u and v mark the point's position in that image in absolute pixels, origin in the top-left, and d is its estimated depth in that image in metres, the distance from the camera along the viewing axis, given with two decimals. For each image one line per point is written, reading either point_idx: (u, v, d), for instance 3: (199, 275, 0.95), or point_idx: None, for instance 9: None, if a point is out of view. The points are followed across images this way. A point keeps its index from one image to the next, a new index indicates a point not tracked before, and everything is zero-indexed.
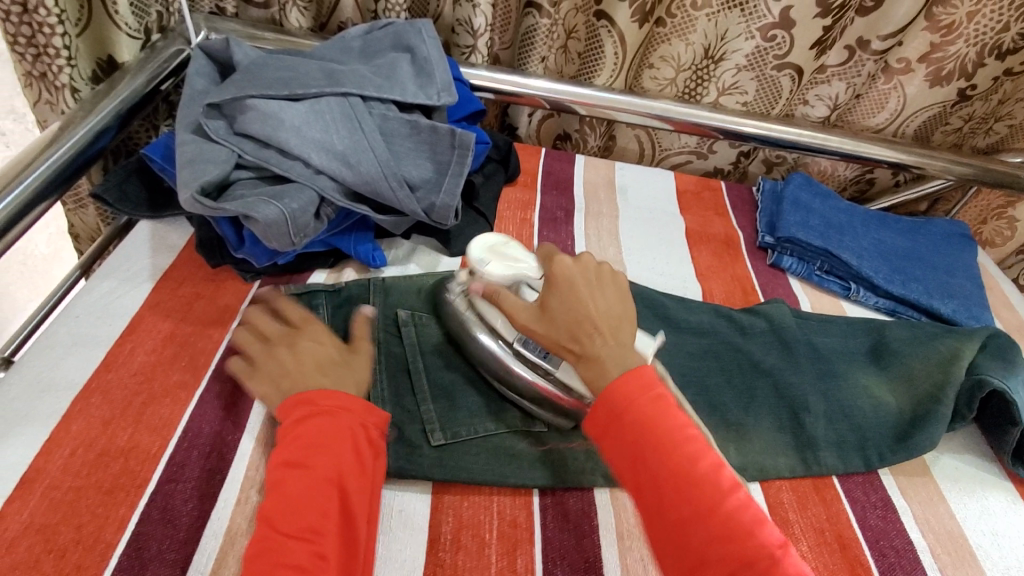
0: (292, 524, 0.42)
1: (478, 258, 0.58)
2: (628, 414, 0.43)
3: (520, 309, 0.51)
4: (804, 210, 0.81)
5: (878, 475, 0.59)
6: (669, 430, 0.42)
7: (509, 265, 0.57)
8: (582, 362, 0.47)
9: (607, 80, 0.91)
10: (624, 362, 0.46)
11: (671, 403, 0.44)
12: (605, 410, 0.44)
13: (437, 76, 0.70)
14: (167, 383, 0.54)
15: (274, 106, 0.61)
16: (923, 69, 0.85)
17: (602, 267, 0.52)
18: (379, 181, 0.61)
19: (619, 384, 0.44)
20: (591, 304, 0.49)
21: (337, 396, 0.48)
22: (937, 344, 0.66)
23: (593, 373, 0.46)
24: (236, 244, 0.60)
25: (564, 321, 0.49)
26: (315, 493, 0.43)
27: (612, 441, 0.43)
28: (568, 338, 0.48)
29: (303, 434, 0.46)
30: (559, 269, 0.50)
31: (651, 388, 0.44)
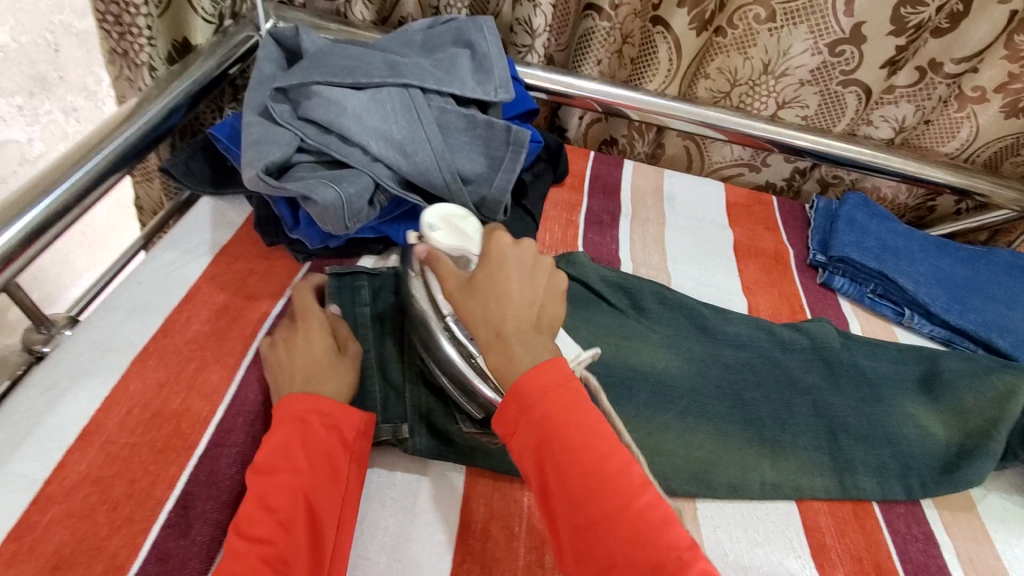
0: (255, 530, 0.42)
1: (429, 224, 0.55)
2: (537, 413, 0.41)
3: (447, 275, 0.48)
4: (859, 230, 0.78)
5: (922, 508, 0.57)
6: (578, 428, 0.40)
7: (457, 237, 0.54)
8: (490, 349, 0.45)
9: (660, 86, 0.90)
10: (535, 358, 0.43)
11: (583, 399, 0.42)
12: (515, 403, 0.42)
13: (496, 73, 0.71)
14: (219, 351, 0.56)
15: (338, 93, 0.62)
16: (999, 100, 0.81)
17: (541, 258, 0.50)
18: (433, 172, 0.62)
19: (534, 376, 0.42)
20: (514, 287, 0.46)
21: (312, 398, 0.48)
22: (993, 379, 0.62)
23: (499, 358, 0.44)
24: (291, 224, 0.63)
25: (483, 300, 0.46)
26: (281, 498, 0.43)
27: (520, 440, 0.41)
28: (483, 319, 0.46)
29: (273, 439, 0.46)
30: (495, 248, 0.47)
31: (563, 384, 0.42)
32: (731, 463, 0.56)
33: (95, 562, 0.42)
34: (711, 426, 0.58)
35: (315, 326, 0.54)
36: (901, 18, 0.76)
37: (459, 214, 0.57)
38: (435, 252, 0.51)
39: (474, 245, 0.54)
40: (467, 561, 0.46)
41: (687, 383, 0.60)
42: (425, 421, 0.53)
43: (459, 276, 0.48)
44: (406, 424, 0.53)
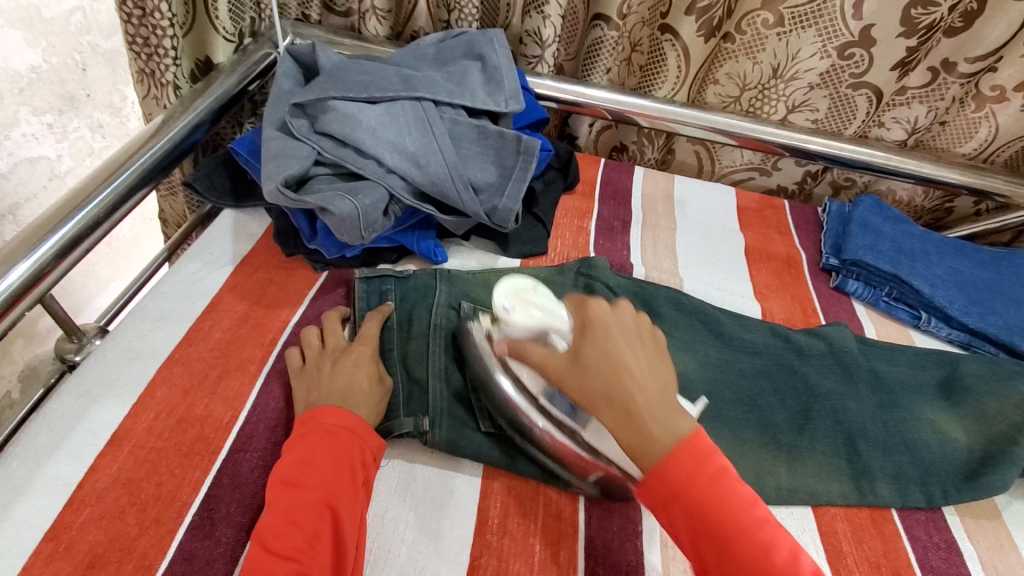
0: (281, 541, 0.43)
1: (502, 305, 0.55)
2: (689, 497, 0.41)
3: (549, 360, 0.47)
4: (873, 233, 0.77)
5: (943, 515, 0.56)
6: (739, 512, 0.40)
7: (537, 314, 0.53)
8: (621, 425, 0.44)
9: (669, 92, 0.91)
10: (670, 431, 0.43)
11: (736, 478, 0.42)
12: (661, 482, 0.41)
13: (506, 84, 0.72)
14: (239, 357, 0.58)
15: (353, 107, 0.64)
16: (1020, 98, 0.80)
17: (639, 318, 0.50)
18: (446, 183, 0.63)
19: (678, 455, 0.41)
20: (626, 354, 0.46)
21: (336, 413, 0.49)
22: (1015, 385, 0.62)
23: (636, 436, 0.43)
24: (309, 235, 0.64)
25: (602, 374, 0.45)
26: (306, 509, 0.44)
27: (672, 517, 0.41)
28: (608, 396, 0.45)
29: (301, 450, 0.47)
30: (596, 317, 0.48)
31: (711, 460, 0.42)
32: (746, 467, 0.56)
33: (125, 563, 0.44)
34: (725, 431, 0.58)
35: (343, 357, 0.55)
36: (912, 19, 0.76)
37: (525, 285, 0.57)
38: (519, 341, 0.50)
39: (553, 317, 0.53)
40: (483, 556, 0.47)
41: (700, 386, 0.60)
42: (447, 412, 0.54)
43: (562, 354, 0.47)
44: (427, 416, 0.54)
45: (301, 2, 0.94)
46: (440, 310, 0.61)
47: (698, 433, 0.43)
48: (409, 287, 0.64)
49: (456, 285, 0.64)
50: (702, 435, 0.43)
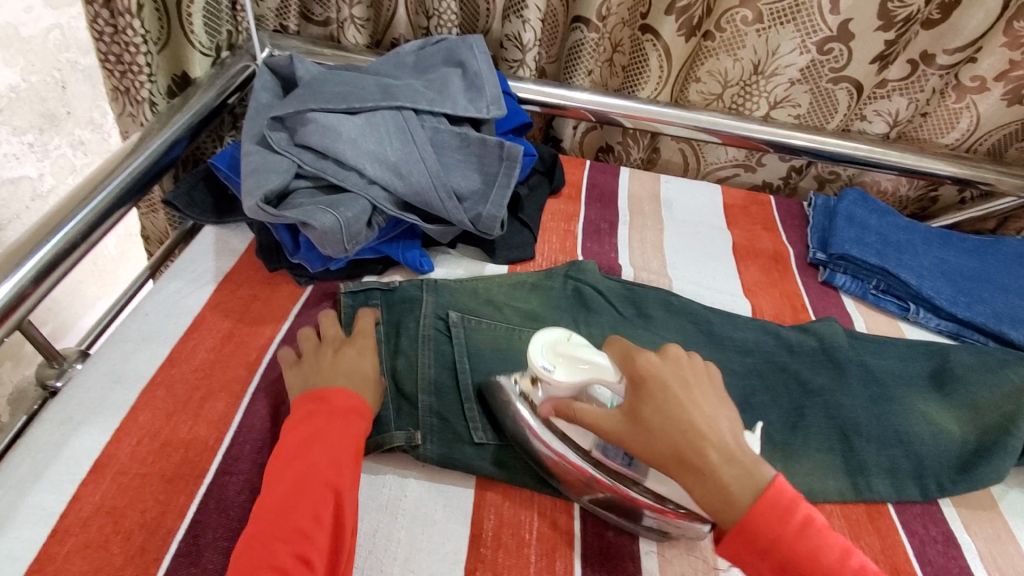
0: (285, 519, 0.44)
1: (542, 366, 0.48)
2: (780, 553, 0.40)
3: (608, 423, 0.46)
4: (859, 226, 0.78)
5: (938, 507, 0.56)
6: (833, 569, 0.39)
7: (579, 370, 0.48)
8: (699, 484, 0.42)
9: (652, 92, 0.91)
10: (747, 483, 0.41)
11: (824, 527, 0.41)
12: (749, 541, 0.41)
13: (487, 90, 0.72)
14: (224, 378, 0.57)
15: (332, 119, 0.64)
16: (1000, 87, 0.80)
17: (688, 363, 0.48)
18: (429, 193, 0.63)
19: (760, 512, 0.40)
20: (689, 409, 0.44)
21: (346, 396, 0.50)
22: (1008, 373, 0.62)
23: (716, 494, 0.41)
24: (292, 249, 0.63)
25: (665, 433, 0.43)
26: (311, 488, 0.45)
27: (761, 569, 0.41)
28: (676, 456, 0.43)
29: (303, 432, 0.48)
30: (650, 374, 0.46)
31: (797, 516, 0.40)
32: None
33: None
34: None
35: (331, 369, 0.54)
36: (888, 12, 0.76)
37: (558, 337, 0.50)
38: (568, 403, 0.48)
39: (598, 372, 0.47)
40: (478, 570, 0.47)
41: None
42: (438, 426, 0.54)
43: (619, 415, 0.46)
44: (418, 430, 0.53)
45: (278, 13, 0.93)
46: (428, 322, 0.61)
47: (778, 484, 0.41)
48: (395, 298, 0.63)
49: (443, 295, 0.64)
50: (781, 483, 0.41)
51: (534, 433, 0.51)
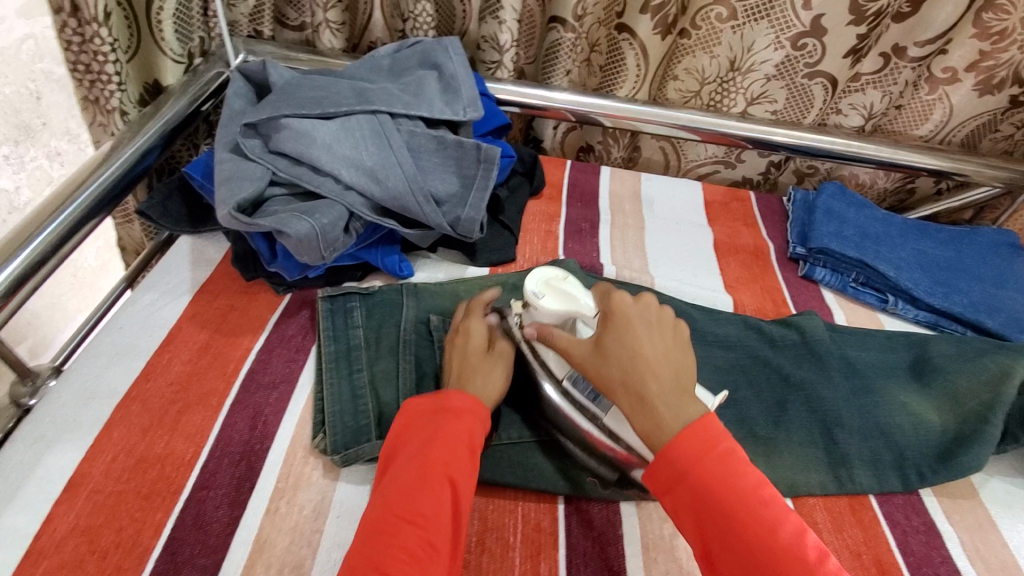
0: (403, 504, 0.42)
1: (532, 291, 0.54)
2: (696, 477, 0.41)
3: (573, 346, 0.49)
4: (837, 219, 0.78)
5: (920, 497, 0.57)
6: (747, 492, 0.40)
7: (565, 301, 0.53)
8: (636, 412, 0.45)
9: (630, 91, 0.91)
10: (682, 418, 0.44)
11: (743, 459, 0.42)
12: (670, 465, 0.42)
13: (464, 92, 0.71)
14: (200, 391, 0.56)
15: (306, 124, 0.63)
16: (971, 79, 0.81)
17: (663, 311, 0.50)
18: (406, 197, 0.62)
19: (686, 436, 0.42)
20: (645, 346, 0.47)
21: (462, 395, 0.50)
22: (986, 362, 0.62)
23: (648, 422, 0.44)
24: (268, 257, 0.62)
25: (618, 361, 0.47)
26: (425, 477, 0.44)
27: (678, 499, 0.41)
28: (623, 382, 0.46)
29: (429, 426, 0.48)
30: (618, 309, 0.49)
31: (717, 443, 0.42)
32: None
33: None
34: None
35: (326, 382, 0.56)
36: (860, 8, 0.77)
37: (556, 275, 0.55)
38: (545, 329, 0.52)
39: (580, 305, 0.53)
40: None
41: None
42: None
43: (584, 343, 0.49)
44: None
45: (251, 18, 0.91)
46: (408, 326, 0.61)
47: (709, 420, 0.43)
48: (375, 304, 0.63)
49: (424, 300, 0.63)
50: (713, 420, 0.43)
51: (566, 413, 0.52)
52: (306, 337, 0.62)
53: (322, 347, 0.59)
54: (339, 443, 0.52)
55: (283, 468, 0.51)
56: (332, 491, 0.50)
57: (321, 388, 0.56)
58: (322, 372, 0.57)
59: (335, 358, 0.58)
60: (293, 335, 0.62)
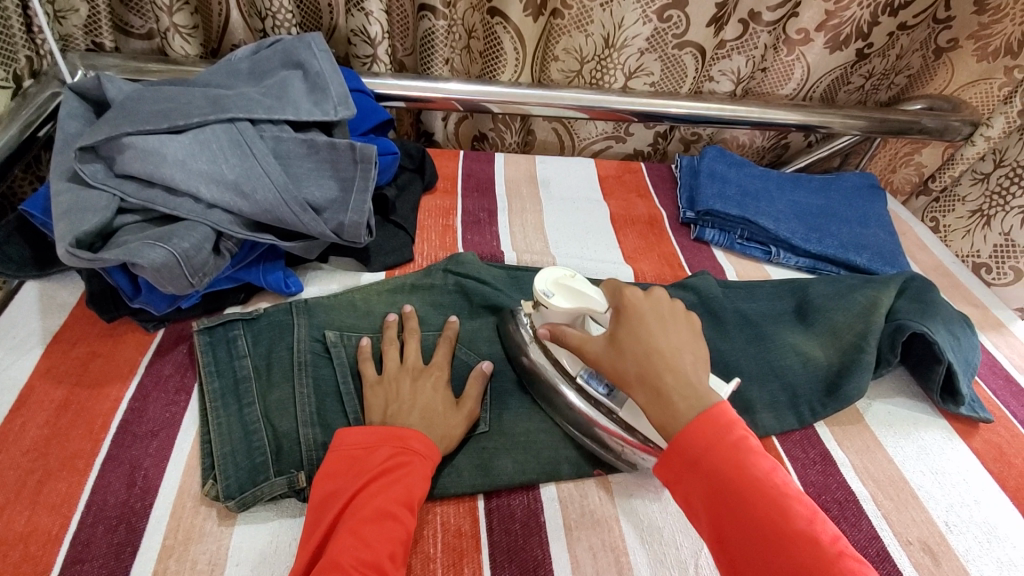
0: (361, 553, 0.41)
1: (543, 290, 0.54)
2: (706, 459, 0.40)
3: (588, 344, 0.50)
4: (720, 181, 0.82)
5: (815, 430, 0.61)
6: (756, 476, 0.39)
7: (576, 299, 0.52)
8: (651, 405, 0.44)
9: (513, 75, 0.91)
10: (696, 404, 0.43)
11: (753, 445, 0.41)
12: (680, 451, 0.41)
13: (332, 90, 0.67)
14: (64, 453, 0.49)
15: (153, 141, 0.57)
16: (821, 37, 0.87)
17: (674, 304, 0.50)
18: (279, 208, 0.57)
19: (700, 424, 0.41)
20: (659, 339, 0.47)
21: (423, 440, 0.49)
22: (857, 296, 0.66)
23: (662, 411, 0.44)
24: (131, 293, 0.56)
25: (634, 357, 0.47)
26: (382, 525, 0.43)
27: (686, 484, 0.41)
28: (639, 376, 0.46)
29: (383, 467, 0.46)
30: (629, 303, 0.49)
31: (725, 429, 0.41)
32: None
33: None
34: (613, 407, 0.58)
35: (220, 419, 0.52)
36: None
37: (564, 273, 0.55)
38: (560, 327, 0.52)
39: (593, 302, 0.52)
40: None
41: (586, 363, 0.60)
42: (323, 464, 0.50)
43: (600, 339, 0.49)
44: (302, 471, 0.49)
45: (87, 30, 0.82)
46: (302, 347, 0.56)
47: (721, 406, 0.42)
48: (261, 327, 0.58)
49: (316, 316, 0.59)
50: (723, 406, 0.42)
51: (586, 412, 0.53)
52: (186, 376, 0.56)
53: (202, 384, 0.54)
54: (227, 486, 0.48)
55: (171, 524, 0.46)
56: (229, 537, 0.46)
57: (208, 428, 0.51)
58: (207, 411, 0.52)
59: (221, 395, 0.53)
60: (171, 374, 0.56)
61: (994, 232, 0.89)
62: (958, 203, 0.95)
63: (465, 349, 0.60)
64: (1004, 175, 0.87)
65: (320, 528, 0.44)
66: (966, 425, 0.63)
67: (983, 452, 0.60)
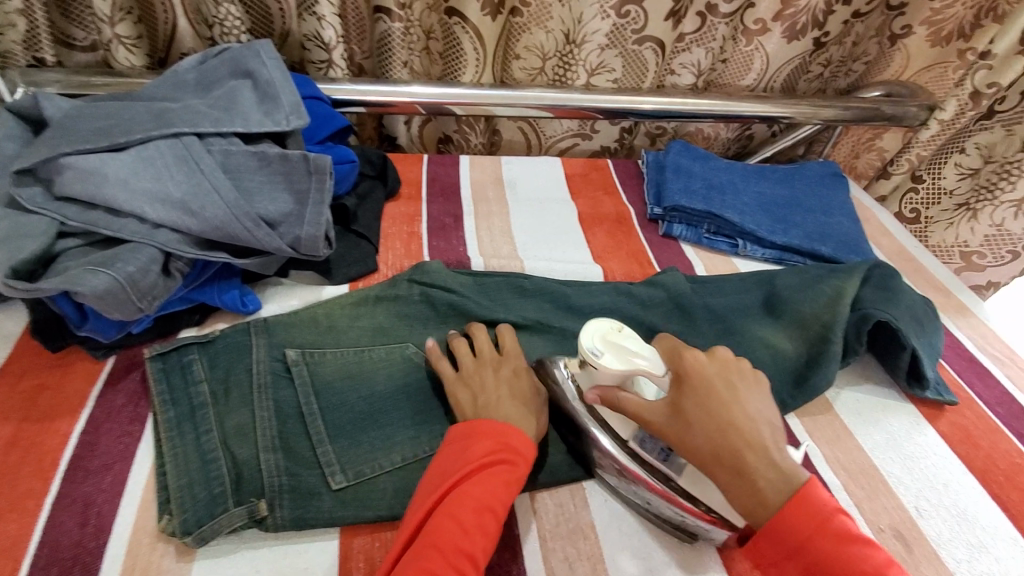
0: (449, 546, 0.41)
1: (589, 348, 0.48)
2: (806, 550, 0.40)
3: (645, 409, 0.47)
4: (685, 175, 0.82)
5: (786, 422, 0.61)
6: (859, 565, 0.39)
7: (626, 362, 0.47)
8: (733, 484, 0.43)
9: (474, 76, 0.89)
10: (782, 485, 0.42)
11: (852, 527, 0.41)
12: (773, 537, 0.41)
13: (283, 99, 0.65)
14: (12, 494, 0.47)
15: (93, 161, 0.54)
16: (779, 27, 0.87)
17: (738, 363, 0.49)
18: (230, 225, 0.55)
19: (792, 507, 0.41)
20: (733, 412, 0.45)
21: (521, 437, 0.48)
22: (823, 286, 0.66)
23: (744, 493, 0.43)
24: (77, 321, 0.54)
25: (705, 430, 0.45)
26: (473, 519, 0.43)
27: (787, 575, 0.41)
28: (713, 455, 0.44)
29: (478, 461, 0.46)
30: (693, 368, 0.47)
31: (824, 516, 0.41)
32: None
33: None
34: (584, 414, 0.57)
35: (176, 449, 0.50)
36: None
37: (611, 326, 0.50)
38: (610, 391, 0.48)
39: (645, 364, 0.47)
40: None
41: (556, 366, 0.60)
42: (287, 490, 0.49)
43: (657, 405, 0.47)
44: (263, 499, 0.48)
45: (26, 45, 0.78)
46: (261, 368, 0.55)
47: (812, 486, 0.42)
48: (217, 350, 0.56)
49: (276, 335, 0.58)
50: (818, 488, 0.42)
51: (621, 463, 0.49)
52: (140, 404, 0.54)
53: (156, 414, 0.52)
54: (183, 520, 0.46)
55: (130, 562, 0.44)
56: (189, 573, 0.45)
57: (163, 460, 0.50)
58: (161, 442, 0.50)
59: (176, 424, 0.51)
60: (125, 403, 0.54)
61: (982, 224, 0.95)
62: (943, 195, 0.99)
63: (433, 359, 0.59)
64: (993, 171, 0.92)
65: (417, 509, 0.44)
66: (933, 408, 0.64)
67: (950, 435, 0.61)
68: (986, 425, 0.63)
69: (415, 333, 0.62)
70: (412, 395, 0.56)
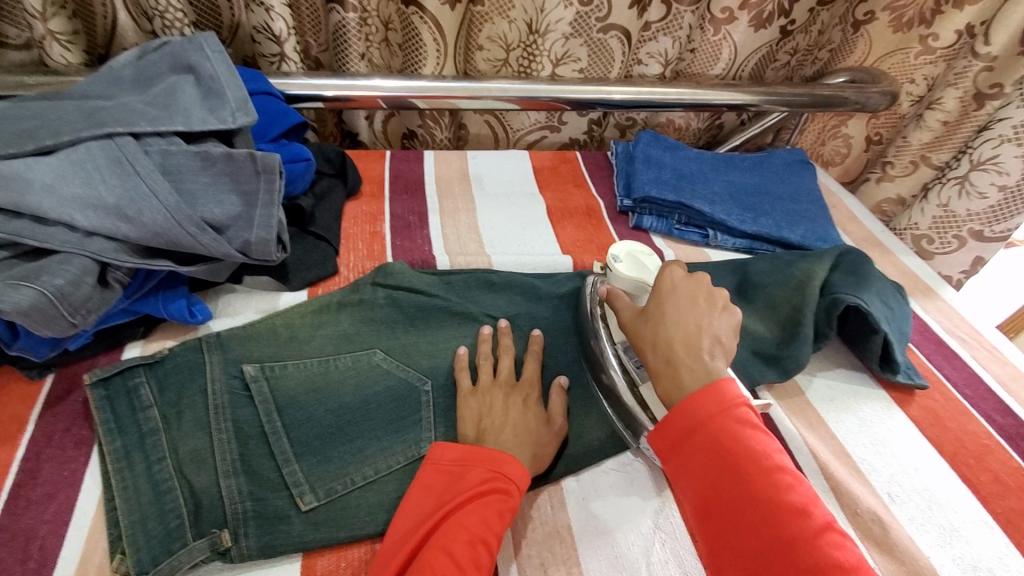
0: None
1: (614, 256, 0.62)
2: (703, 434, 0.42)
3: (626, 310, 0.54)
4: (655, 166, 0.80)
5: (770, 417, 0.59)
6: (754, 453, 0.41)
7: (639, 270, 0.60)
8: (661, 371, 0.47)
9: (435, 68, 0.86)
10: (701, 377, 0.45)
11: (753, 423, 0.43)
12: (673, 426, 0.44)
13: (228, 94, 0.61)
14: None
15: (15, 166, 0.50)
16: (745, 16, 0.86)
17: (715, 291, 0.51)
18: (171, 230, 0.52)
19: (695, 396, 0.43)
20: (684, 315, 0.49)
21: (515, 465, 0.48)
22: (793, 270, 0.66)
23: (670, 382, 0.46)
24: (7, 339, 0.49)
25: (654, 325, 0.49)
26: (465, 552, 0.41)
27: (686, 457, 0.43)
28: (653, 343, 0.49)
29: (469, 489, 0.46)
30: (666, 279, 0.52)
31: (729, 406, 0.43)
32: (578, 432, 0.56)
33: None
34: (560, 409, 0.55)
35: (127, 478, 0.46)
36: None
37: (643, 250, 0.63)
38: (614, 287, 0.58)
39: None
40: None
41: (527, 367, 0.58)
42: (251, 518, 0.46)
43: (635, 310, 0.53)
44: (226, 528, 0.45)
45: None
46: (218, 387, 0.51)
47: (726, 385, 0.44)
48: (166, 369, 0.52)
49: (231, 350, 0.54)
50: (730, 384, 0.44)
51: None
52: (86, 427, 0.50)
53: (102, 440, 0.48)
54: (138, 557, 0.43)
55: None
56: None
57: (112, 491, 0.46)
58: (109, 473, 0.47)
59: (125, 454, 0.47)
60: (68, 426, 0.50)
61: (931, 203, 0.96)
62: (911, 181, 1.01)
63: (401, 366, 0.57)
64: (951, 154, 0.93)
65: (405, 542, 0.44)
66: (904, 393, 0.64)
67: (921, 419, 0.61)
68: (956, 407, 0.63)
69: (380, 337, 0.59)
70: (379, 405, 0.54)
